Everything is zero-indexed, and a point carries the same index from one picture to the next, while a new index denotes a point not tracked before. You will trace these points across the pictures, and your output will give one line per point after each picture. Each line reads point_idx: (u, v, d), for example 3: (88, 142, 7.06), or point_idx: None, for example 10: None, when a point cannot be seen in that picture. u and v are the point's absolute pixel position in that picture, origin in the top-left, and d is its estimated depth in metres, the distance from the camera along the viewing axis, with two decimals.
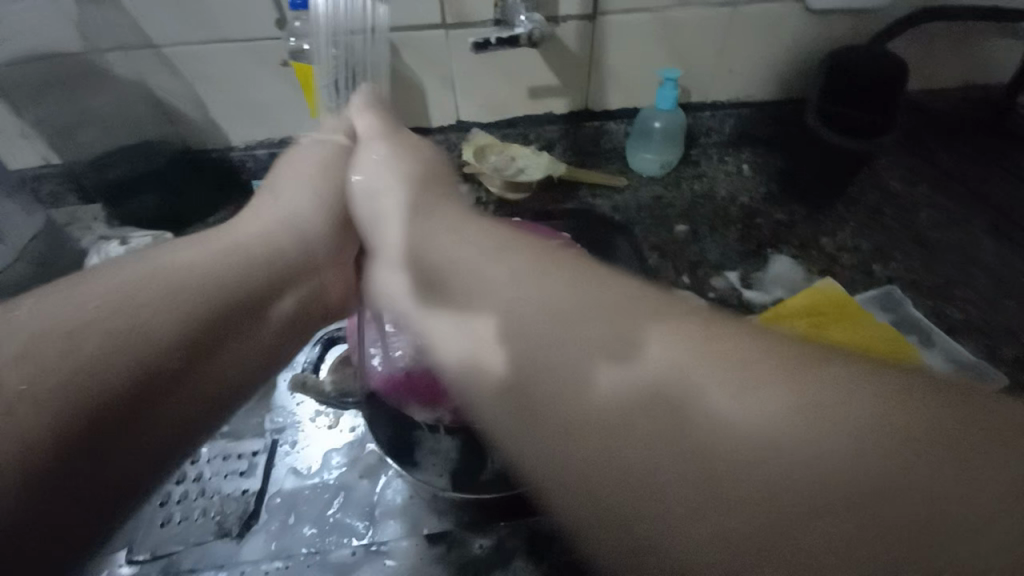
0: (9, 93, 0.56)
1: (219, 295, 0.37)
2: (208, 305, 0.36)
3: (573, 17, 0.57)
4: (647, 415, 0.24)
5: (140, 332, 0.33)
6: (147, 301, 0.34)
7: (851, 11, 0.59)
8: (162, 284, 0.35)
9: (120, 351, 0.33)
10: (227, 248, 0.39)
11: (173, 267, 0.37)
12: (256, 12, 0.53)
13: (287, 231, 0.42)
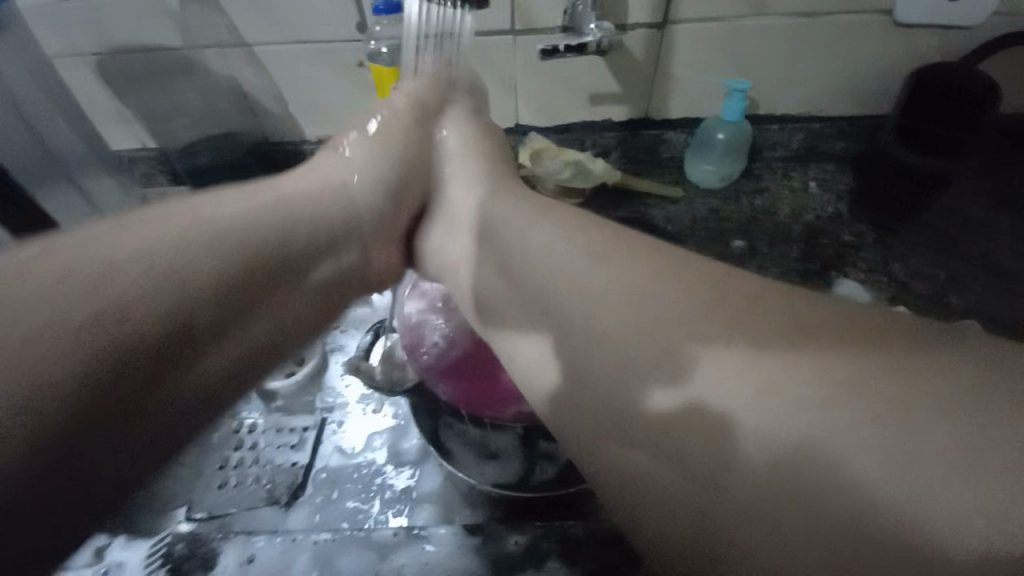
0: (118, 84, 0.62)
1: (278, 237, 0.35)
2: (262, 250, 0.34)
3: (642, 25, 0.57)
4: (688, 430, 0.25)
5: (189, 274, 0.30)
6: (211, 233, 0.33)
7: (944, 25, 0.55)
8: (212, 226, 0.33)
9: (189, 276, 0.31)
10: (278, 210, 0.36)
11: (216, 218, 0.34)
12: (339, 15, 0.56)
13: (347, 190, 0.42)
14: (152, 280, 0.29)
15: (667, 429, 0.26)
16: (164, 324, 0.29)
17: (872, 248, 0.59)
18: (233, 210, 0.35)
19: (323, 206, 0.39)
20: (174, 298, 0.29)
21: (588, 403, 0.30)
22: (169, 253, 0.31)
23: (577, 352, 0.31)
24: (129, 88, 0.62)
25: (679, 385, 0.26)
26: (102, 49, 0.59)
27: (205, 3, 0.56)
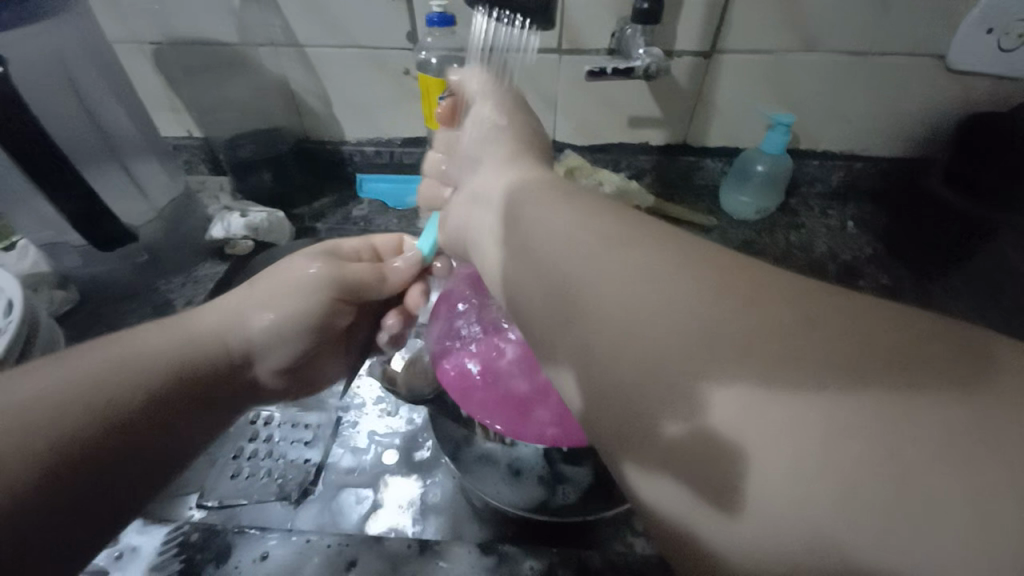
0: (174, 73, 0.64)
1: (180, 358, 0.37)
2: (174, 366, 0.36)
3: (689, 53, 0.57)
4: (707, 463, 0.20)
5: (106, 393, 0.32)
6: (123, 358, 0.34)
7: (999, 73, 0.54)
8: (127, 356, 0.35)
9: (111, 402, 0.32)
10: (143, 350, 0.36)
11: (133, 351, 0.35)
12: (391, 23, 0.57)
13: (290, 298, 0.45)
14: (79, 392, 0.31)
15: (682, 461, 0.21)
16: (94, 435, 0.31)
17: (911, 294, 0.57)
18: (153, 343, 0.36)
19: (230, 334, 0.40)
20: (113, 405, 0.32)
21: (604, 419, 0.24)
22: (97, 380, 0.32)
23: (594, 359, 0.24)
24: (184, 78, 0.65)
25: (695, 418, 0.20)
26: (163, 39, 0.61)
27: (263, 4, 0.58)
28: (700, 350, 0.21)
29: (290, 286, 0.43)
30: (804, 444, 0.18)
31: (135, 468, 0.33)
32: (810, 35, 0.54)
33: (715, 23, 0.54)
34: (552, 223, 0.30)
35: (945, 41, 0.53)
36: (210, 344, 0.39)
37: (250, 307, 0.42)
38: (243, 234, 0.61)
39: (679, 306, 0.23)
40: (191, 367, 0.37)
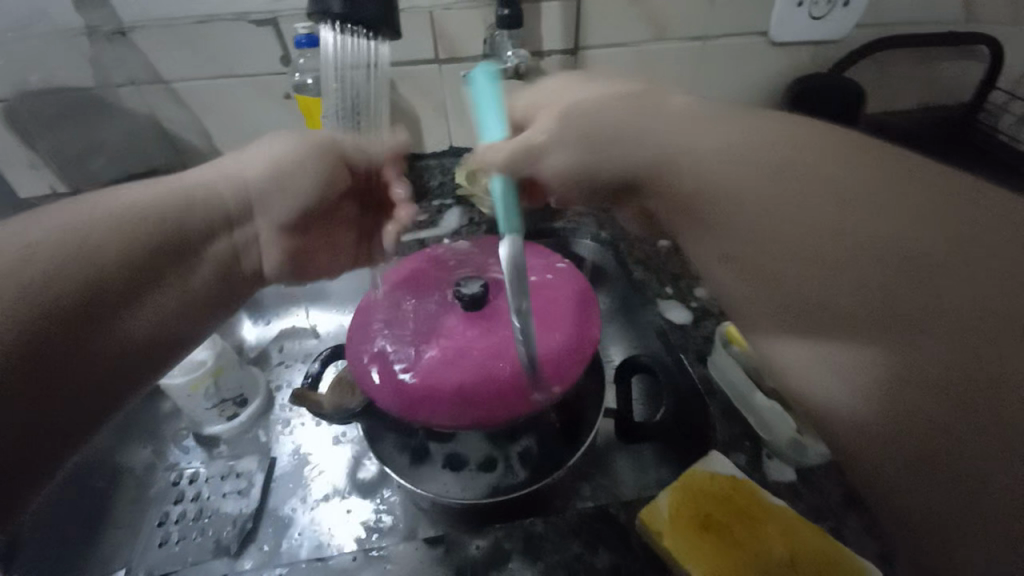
0: (25, 126, 0.59)
1: (173, 218, 0.39)
2: (127, 242, 0.36)
3: (557, 51, 0.61)
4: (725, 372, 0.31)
5: (88, 254, 0.34)
6: (91, 223, 0.35)
7: (810, 42, 0.64)
8: (108, 218, 0.36)
9: (93, 257, 0.34)
10: (183, 189, 0.41)
11: (112, 207, 0.37)
12: (262, 49, 0.57)
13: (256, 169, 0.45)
14: (58, 251, 0.33)
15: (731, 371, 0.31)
16: (80, 280, 0.33)
17: None
18: (125, 201, 0.38)
19: (223, 185, 0.44)
20: (68, 281, 0.32)
21: None
22: (82, 239, 0.34)
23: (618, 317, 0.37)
24: (39, 131, 0.59)
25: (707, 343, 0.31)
26: (5, 92, 0.56)
27: (118, 42, 0.55)
28: (837, 267, 0.27)
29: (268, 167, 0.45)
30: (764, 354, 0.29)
31: (110, 335, 0.34)
32: (657, 25, 0.61)
33: (574, 21, 0.59)
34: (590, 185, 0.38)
35: (763, 20, 0.62)
36: (204, 199, 0.42)
37: (229, 176, 0.44)
38: None
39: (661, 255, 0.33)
40: (162, 233, 0.38)
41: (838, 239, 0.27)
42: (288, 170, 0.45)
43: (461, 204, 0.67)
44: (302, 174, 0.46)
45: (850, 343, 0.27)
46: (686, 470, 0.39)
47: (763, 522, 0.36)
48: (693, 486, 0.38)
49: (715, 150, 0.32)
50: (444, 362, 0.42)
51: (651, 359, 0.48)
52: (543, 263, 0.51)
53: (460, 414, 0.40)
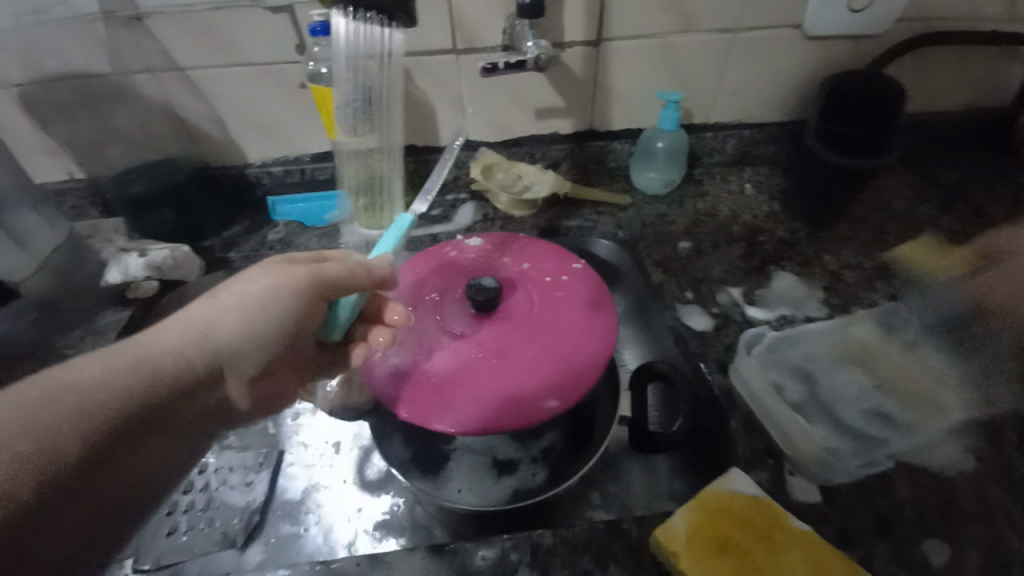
0: (43, 112, 0.59)
1: (101, 414, 0.32)
2: (77, 427, 0.31)
3: (579, 42, 0.59)
4: None
5: (36, 436, 0.30)
6: (32, 417, 0.30)
7: (847, 36, 0.61)
8: (64, 395, 0.32)
9: (47, 443, 0.30)
10: (148, 355, 0.35)
11: (66, 385, 0.32)
12: (279, 38, 0.56)
13: (224, 321, 0.38)
14: (29, 431, 0.30)
15: None
16: (38, 473, 0.30)
17: (807, 242, 0.61)
18: (93, 372, 0.33)
19: (193, 347, 0.37)
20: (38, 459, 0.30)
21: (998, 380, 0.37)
22: (37, 423, 0.30)
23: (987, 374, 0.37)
24: (57, 117, 0.59)
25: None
26: (22, 77, 0.56)
27: (136, 28, 0.54)
28: None
29: (240, 308, 0.38)
30: None
31: (79, 513, 0.32)
32: (686, 17, 0.58)
33: (599, 11, 0.57)
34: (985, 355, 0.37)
35: (798, 12, 0.59)
36: (145, 396, 0.34)
37: (192, 329, 0.37)
38: (146, 275, 0.57)
39: None
40: (105, 419, 0.32)
41: None
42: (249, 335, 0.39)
43: (475, 198, 0.67)
44: (261, 316, 0.39)
45: None
46: (704, 488, 0.37)
47: (786, 549, 0.34)
48: (711, 505, 0.36)
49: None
50: (453, 370, 0.41)
51: (667, 365, 0.46)
52: (559, 265, 0.49)
53: (468, 419, 0.38)
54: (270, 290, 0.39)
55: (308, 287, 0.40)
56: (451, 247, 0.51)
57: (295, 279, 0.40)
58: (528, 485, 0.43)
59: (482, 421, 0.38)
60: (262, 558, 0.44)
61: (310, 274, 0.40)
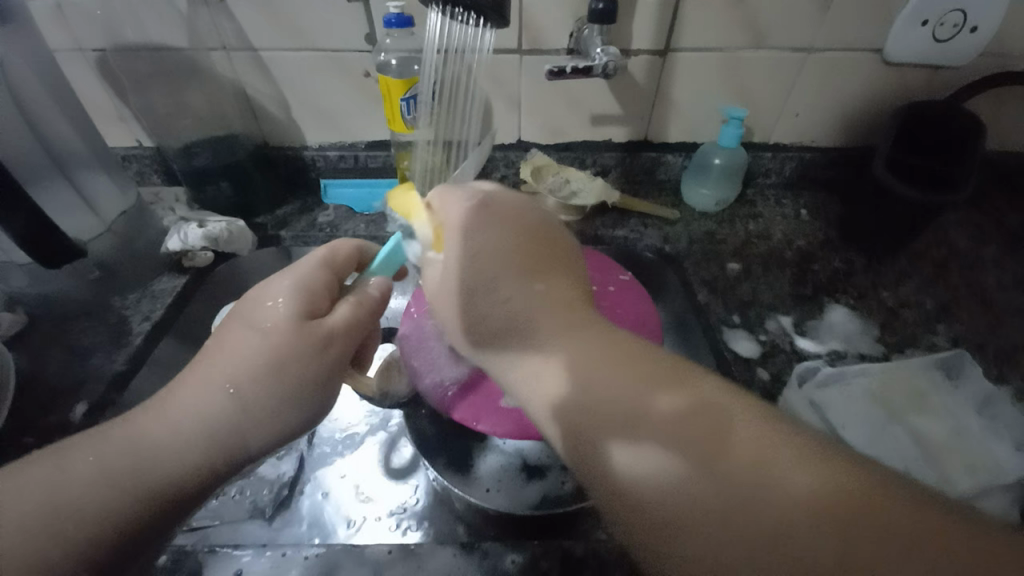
0: (121, 81, 0.61)
1: (143, 484, 0.31)
2: (136, 496, 0.31)
3: (644, 51, 0.58)
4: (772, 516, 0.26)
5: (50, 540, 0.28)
6: (73, 489, 0.30)
7: (927, 64, 0.58)
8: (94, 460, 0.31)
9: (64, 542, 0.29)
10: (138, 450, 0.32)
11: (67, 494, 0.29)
12: (349, 26, 0.57)
13: (259, 396, 0.35)
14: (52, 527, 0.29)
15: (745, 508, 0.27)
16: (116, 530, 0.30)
17: (863, 275, 0.59)
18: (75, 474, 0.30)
19: (213, 428, 0.34)
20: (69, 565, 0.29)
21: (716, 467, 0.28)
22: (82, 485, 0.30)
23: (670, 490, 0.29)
24: (133, 85, 0.62)
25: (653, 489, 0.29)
26: (105, 45, 0.58)
27: (216, 7, 0.56)
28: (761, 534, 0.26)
29: (259, 377, 0.35)
30: (767, 509, 0.26)
31: None
32: (758, 33, 0.57)
33: (668, 21, 0.56)
34: (771, 458, 0.28)
35: (878, 36, 0.57)
36: (231, 446, 0.34)
37: (217, 391, 0.34)
38: (202, 245, 0.59)
39: (758, 527, 0.26)
40: (165, 482, 0.31)
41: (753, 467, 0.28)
42: (277, 409, 0.36)
43: None
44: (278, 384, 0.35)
45: (770, 488, 0.27)
46: None
47: None
48: None
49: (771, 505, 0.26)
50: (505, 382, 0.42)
51: None
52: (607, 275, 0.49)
53: (515, 424, 0.39)
54: (284, 349, 0.35)
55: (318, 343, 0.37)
56: (495, 206, 0.40)
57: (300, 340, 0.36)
58: (556, 492, 0.43)
59: (527, 423, 0.39)
60: (282, 527, 0.45)
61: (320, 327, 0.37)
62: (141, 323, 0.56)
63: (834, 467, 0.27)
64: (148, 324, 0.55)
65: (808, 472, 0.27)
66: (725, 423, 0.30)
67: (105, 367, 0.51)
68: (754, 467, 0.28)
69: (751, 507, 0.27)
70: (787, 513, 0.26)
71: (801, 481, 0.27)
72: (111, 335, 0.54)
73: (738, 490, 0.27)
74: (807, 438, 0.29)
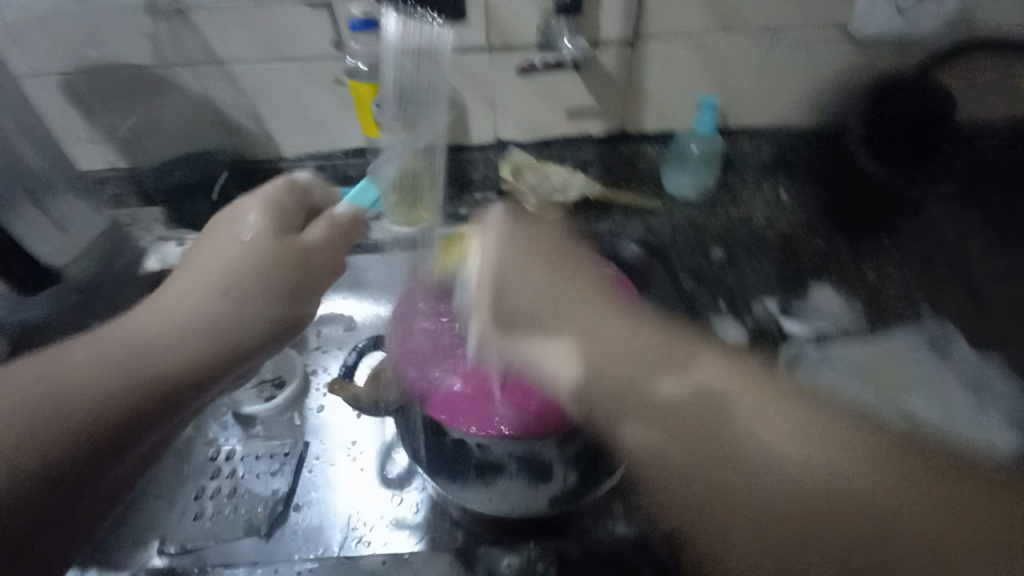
0: (89, 101, 0.61)
1: (141, 371, 0.33)
2: (137, 379, 0.33)
3: (614, 42, 0.58)
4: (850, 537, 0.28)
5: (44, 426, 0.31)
6: (77, 382, 0.32)
7: (895, 38, 0.58)
8: (101, 355, 0.33)
9: (61, 419, 0.31)
10: (128, 341, 0.34)
11: (61, 377, 0.32)
12: (315, 32, 0.56)
13: (244, 266, 0.37)
14: (56, 412, 0.31)
15: (831, 501, 0.29)
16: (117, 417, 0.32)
17: (846, 253, 0.59)
18: (84, 358, 0.33)
19: (219, 312, 0.36)
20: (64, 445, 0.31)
21: (701, 459, 0.32)
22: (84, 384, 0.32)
23: (713, 493, 0.31)
24: (101, 105, 0.61)
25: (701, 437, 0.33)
26: (70, 66, 0.57)
27: (180, 22, 0.56)
28: (883, 490, 0.29)
29: (261, 269, 0.38)
30: (828, 455, 0.30)
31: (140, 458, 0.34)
32: (725, 17, 0.57)
33: (635, 9, 0.56)
34: (823, 450, 0.30)
35: (844, 14, 0.57)
36: (242, 328, 0.37)
37: (218, 292, 0.37)
38: (182, 263, 0.58)
39: (795, 467, 0.30)
40: (179, 370, 0.34)
41: (797, 435, 0.31)
42: (254, 292, 0.37)
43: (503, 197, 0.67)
44: (262, 273, 0.38)
45: (761, 430, 0.32)
46: None
47: None
48: None
49: (819, 475, 0.30)
50: (495, 368, 0.41)
51: None
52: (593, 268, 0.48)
53: (512, 423, 0.39)
54: (265, 238, 0.39)
55: (303, 253, 0.40)
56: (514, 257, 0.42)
57: (287, 250, 0.39)
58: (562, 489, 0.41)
59: (534, 422, 0.39)
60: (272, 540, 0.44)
61: (295, 246, 0.40)
62: None
63: (808, 443, 0.31)
64: None
65: (790, 454, 0.31)
66: (717, 408, 0.33)
67: None
68: (746, 451, 0.32)
69: (833, 438, 0.31)
70: (868, 471, 0.29)
71: (841, 457, 0.30)
72: None
73: (753, 461, 0.31)
74: (812, 422, 0.32)
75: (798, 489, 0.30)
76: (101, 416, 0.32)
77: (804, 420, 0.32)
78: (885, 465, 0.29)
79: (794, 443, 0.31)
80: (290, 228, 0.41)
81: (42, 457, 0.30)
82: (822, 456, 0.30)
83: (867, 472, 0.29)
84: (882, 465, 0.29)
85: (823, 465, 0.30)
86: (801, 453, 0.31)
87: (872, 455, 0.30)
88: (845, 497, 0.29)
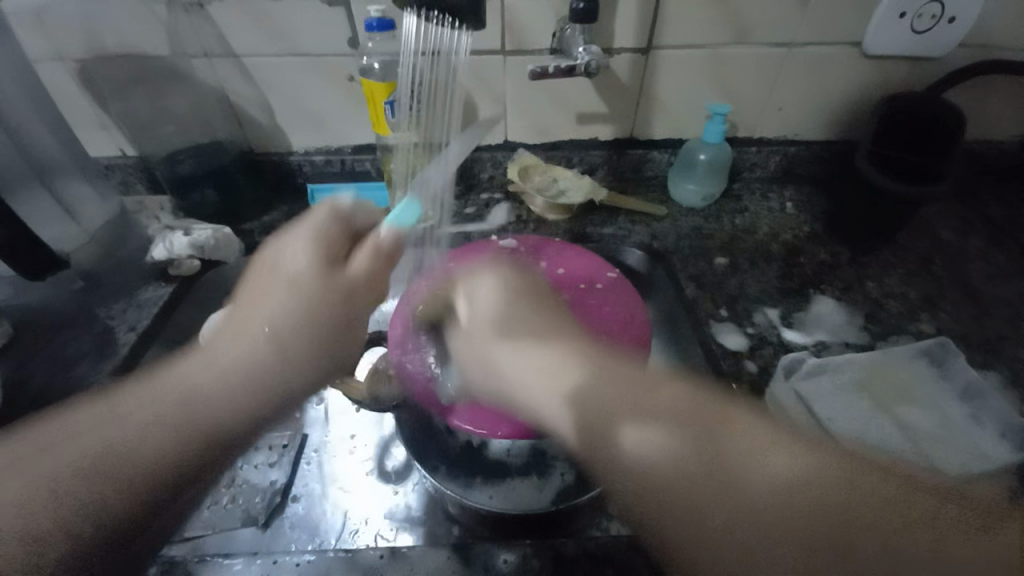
0: (101, 88, 0.61)
1: (196, 412, 0.32)
2: (192, 424, 0.32)
3: (628, 50, 0.58)
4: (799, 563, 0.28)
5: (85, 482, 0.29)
6: (130, 426, 0.31)
7: (907, 57, 0.59)
8: (145, 411, 0.32)
9: (116, 475, 0.30)
10: (185, 392, 0.33)
11: (117, 432, 0.31)
12: (330, 29, 0.57)
13: (292, 316, 0.37)
14: (105, 464, 0.30)
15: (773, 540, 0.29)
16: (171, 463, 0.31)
17: (850, 267, 0.59)
18: (136, 412, 0.32)
19: (265, 354, 0.36)
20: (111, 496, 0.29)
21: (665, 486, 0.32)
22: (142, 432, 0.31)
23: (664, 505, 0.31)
24: (114, 93, 0.61)
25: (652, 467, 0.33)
26: (84, 53, 0.58)
27: (196, 13, 0.56)
28: (840, 521, 0.28)
29: (305, 307, 0.38)
30: (770, 491, 0.30)
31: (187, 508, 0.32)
32: (739, 29, 0.57)
33: (650, 18, 0.56)
34: (763, 439, 0.33)
35: (857, 30, 0.57)
36: (285, 368, 0.36)
37: (258, 333, 0.37)
38: (188, 253, 0.58)
39: (771, 521, 0.29)
40: (226, 417, 0.33)
41: (751, 454, 0.32)
42: (305, 340, 0.37)
43: (510, 199, 0.67)
44: (313, 319, 0.38)
45: (754, 483, 0.31)
46: None
47: None
48: None
49: (760, 508, 0.30)
50: None
51: None
52: (593, 273, 0.50)
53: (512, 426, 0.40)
54: (315, 283, 0.38)
55: (347, 293, 0.39)
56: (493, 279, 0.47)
57: (334, 291, 0.39)
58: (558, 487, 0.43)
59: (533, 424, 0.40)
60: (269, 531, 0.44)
61: (350, 280, 0.39)
62: (127, 332, 0.55)
63: (767, 460, 0.31)
64: (134, 333, 0.54)
65: (766, 489, 0.30)
66: (672, 465, 0.32)
67: (89, 378, 0.51)
68: (726, 487, 0.31)
69: (808, 492, 0.29)
70: (833, 497, 0.29)
71: (797, 469, 0.30)
72: (96, 345, 0.54)
73: (709, 487, 0.31)
74: (805, 475, 0.30)
75: (754, 498, 0.30)
76: (149, 464, 0.30)
77: (797, 473, 0.30)
78: (840, 483, 0.30)
79: (775, 469, 0.31)
80: (335, 259, 0.40)
81: (81, 511, 0.28)
82: (769, 479, 0.31)
83: (818, 512, 0.29)
84: (818, 500, 0.29)
85: (773, 487, 0.30)
86: (764, 455, 0.32)
87: (826, 478, 0.30)
88: (811, 503, 0.29)
